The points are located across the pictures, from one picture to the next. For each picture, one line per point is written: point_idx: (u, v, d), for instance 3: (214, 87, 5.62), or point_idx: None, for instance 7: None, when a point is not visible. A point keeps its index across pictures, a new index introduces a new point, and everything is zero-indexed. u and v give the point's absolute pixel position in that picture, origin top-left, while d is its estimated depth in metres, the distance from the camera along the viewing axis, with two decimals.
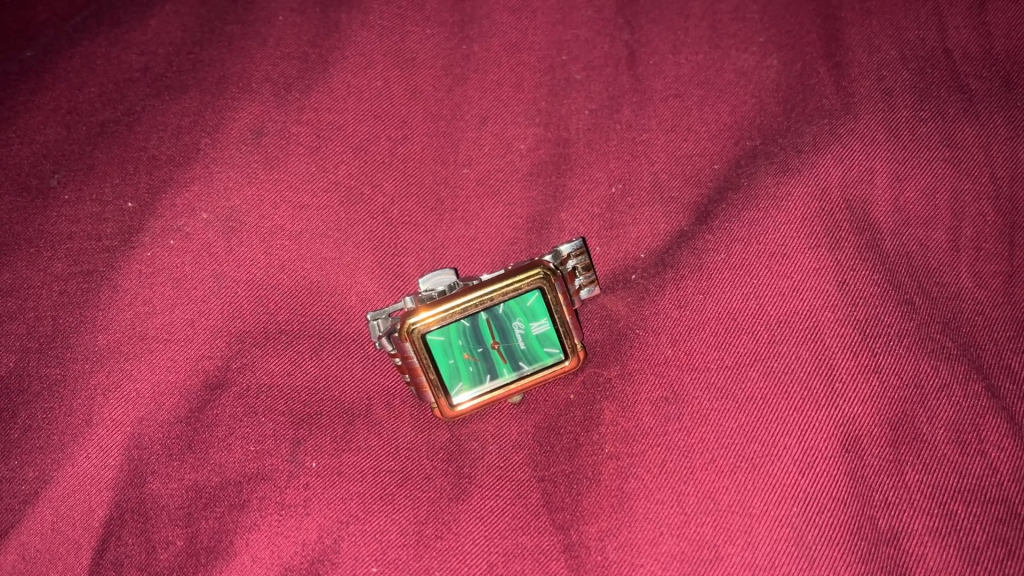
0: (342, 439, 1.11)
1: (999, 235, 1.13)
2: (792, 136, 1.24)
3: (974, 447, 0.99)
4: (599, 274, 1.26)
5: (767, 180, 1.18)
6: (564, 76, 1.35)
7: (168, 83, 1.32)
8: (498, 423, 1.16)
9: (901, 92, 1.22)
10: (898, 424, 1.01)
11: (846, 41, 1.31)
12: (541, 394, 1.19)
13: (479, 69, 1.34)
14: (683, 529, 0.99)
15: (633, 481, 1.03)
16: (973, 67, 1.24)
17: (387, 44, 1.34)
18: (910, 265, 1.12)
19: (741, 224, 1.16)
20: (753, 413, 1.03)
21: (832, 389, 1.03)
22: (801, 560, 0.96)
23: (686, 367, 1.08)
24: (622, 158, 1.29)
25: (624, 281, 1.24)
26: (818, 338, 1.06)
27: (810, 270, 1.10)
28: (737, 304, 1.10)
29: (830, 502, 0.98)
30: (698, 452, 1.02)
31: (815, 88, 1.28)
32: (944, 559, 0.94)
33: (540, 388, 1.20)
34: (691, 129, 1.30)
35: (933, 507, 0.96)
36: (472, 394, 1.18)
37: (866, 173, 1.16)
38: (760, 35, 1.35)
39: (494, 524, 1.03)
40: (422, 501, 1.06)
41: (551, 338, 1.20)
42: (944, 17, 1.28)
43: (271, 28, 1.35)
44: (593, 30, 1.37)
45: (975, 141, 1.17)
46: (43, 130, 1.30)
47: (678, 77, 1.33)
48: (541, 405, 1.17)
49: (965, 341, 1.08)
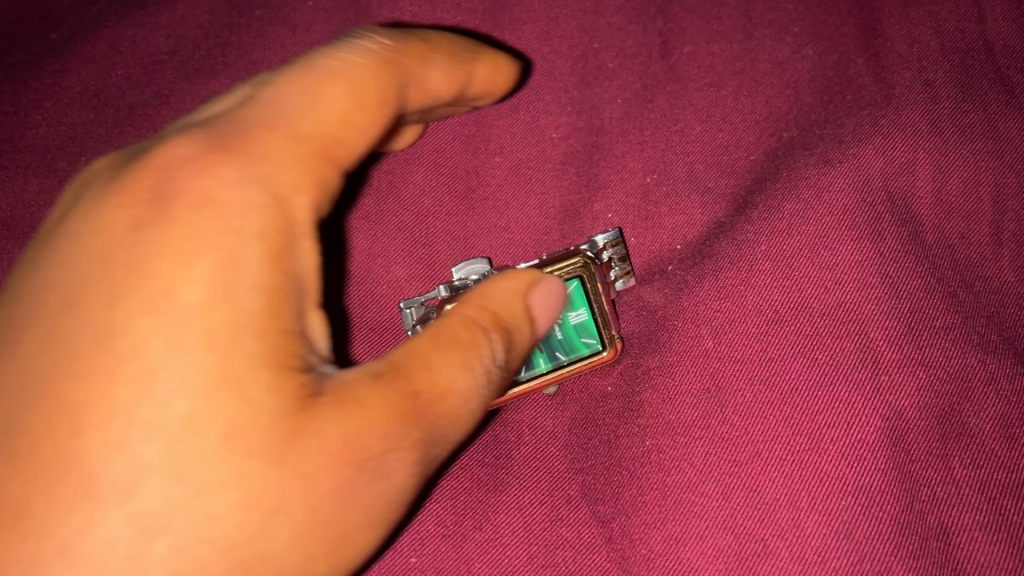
0: None
1: None
2: (832, 127, 1.22)
3: (1020, 442, 1.00)
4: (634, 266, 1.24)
5: (809, 170, 1.17)
6: (596, 66, 1.33)
7: (194, 66, 1.34)
8: (533, 414, 1.13)
9: (942, 82, 1.20)
10: (944, 418, 1.00)
11: (884, 31, 1.29)
12: (576, 385, 1.17)
13: (510, 57, 1.33)
14: (729, 523, 0.97)
15: (676, 474, 1.01)
16: (1013, 60, 1.23)
17: (416, 32, 1.33)
18: (953, 258, 1.12)
19: (782, 216, 1.14)
20: (797, 406, 1.02)
21: (878, 382, 1.02)
22: (851, 554, 0.95)
23: (728, 359, 1.06)
24: (656, 147, 1.28)
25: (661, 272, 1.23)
26: (862, 332, 1.04)
27: (852, 264, 1.08)
28: (778, 296, 1.08)
29: (878, 495, 0.96)
30: (742, 445, 1.01)
31: (853, 80, 1.28)
32: (995, 554, 0.95)
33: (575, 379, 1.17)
34: (726, 120, 1.28)
35: (982, 502, 0.97)
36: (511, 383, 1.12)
37: (908, 164, 1.15)
38: (795, 26, 1.33)
39: (534, 516, 1.03)
40: (457, 490, 1.04)
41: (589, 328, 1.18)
42: (984, 8, 1.26)
43: (301, 13, 1.35)
44: (625, 19, 1.35)
45: (1018, 133, 1.16)
46: (70, 112, 1.31)
47: (713, 67, 1.32)
48: (576, 396, 1.15)
49: (1008, 335, 1.08)
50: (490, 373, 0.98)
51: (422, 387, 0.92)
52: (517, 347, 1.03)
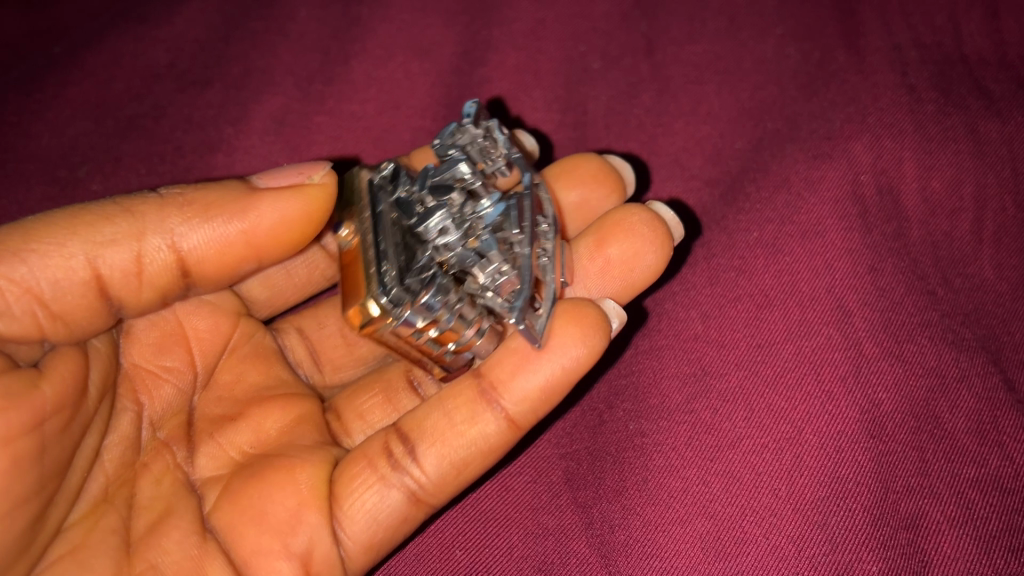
0: None
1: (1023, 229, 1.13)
2: (818, 122, 1.24)
3: (991, 438, 0.99)
4: None
5: (798, 165, 1.19)
6: (582, 68, 1.36)
7: (194, 78, 1.37)
8: None
9: (925, 87, 1.23)
10: (920, 412, 1.00)
11: (866, 34, 1.31)
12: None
13: (497, 62, 1.37)
14: (709, 508, 0.96)
15: (657, 458, 1.00)
16: (989, 71, 1.25)
17: (407, 41, 1.38)
18: (936, 254, 1.12)
19: (776, 205, 1.15)
20: (780, 394, 1.02)
21: (860, 373, 1.02)
22: (826, 545, 0.93)
23: (714, 343, 1.07)
24: (640, 140, 1.29)
25: None
26: (848, 319, 1.06)
27: (841, 251, 1.10)
28: (769, 282, 1.09)
29: (854, 486, 0.96)
30: (725, 431, 1.00)
31: (837, 74, 1.29)
32: (961, 546, 0.93)
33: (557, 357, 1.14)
34: (710, 115, 1.29)
35: (950, 496, 0.96)
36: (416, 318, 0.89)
37: (895, 160, 1.17)
38: (777, 29, 1.35)
39: (516, 503, 1.01)
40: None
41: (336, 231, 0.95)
42: (960, 22, 1.29)
43: (295, 23, 1.40)
44: (611, 23, 1.39)
45: (997, 136, 1.18)
46: (71, 122, 1.33)
47: (696, 67, 1.33)
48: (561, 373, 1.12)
49: (984, 334, 1.07)
50: (132, 216, 0.90)
51: (49, 242, 0.86)
52: (218, 211, 0.91)
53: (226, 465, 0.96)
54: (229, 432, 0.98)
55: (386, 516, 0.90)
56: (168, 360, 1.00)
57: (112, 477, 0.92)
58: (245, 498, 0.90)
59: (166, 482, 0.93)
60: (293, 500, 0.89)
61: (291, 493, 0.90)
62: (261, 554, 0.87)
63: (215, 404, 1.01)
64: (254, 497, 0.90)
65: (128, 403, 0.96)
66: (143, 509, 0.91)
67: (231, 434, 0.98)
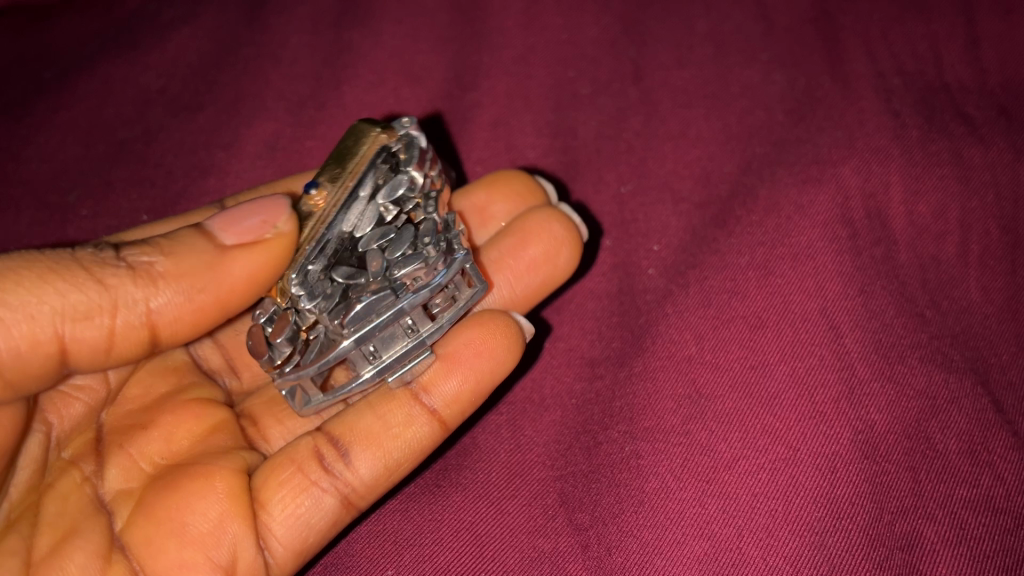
0: (430, 481, 1.04)
1: (1009, 251, 1.15)
2: (804, 147, 1.26)
3: (982, 458, 1.00)
4: (605, 262, 1.22)
5: (789, 188, 1.21)
6: (572, 92, 1.38)
7: (184, 103, 1.37)
8: (509, 415, 1.10)
9: (909, 114, 1.26)
10: (912, 433, 1.01)
11: (849, 62, 1.34)
12: (554, 387, 1.13)
13: (489, 87, 1.39)
14: (706, 528, 0.96)
15: (652, 479, 1.00)
16: (971, 98, 1.28)
17: (397, 65, 1.41)
18: (924, 277, 1.13)
19: (766, 229, 1.17)
20: (775, 416, 1.02)
21: (854, 394, 1.03)
22: (823, 566, 0.93)
23: (708, 364, 1.07)
24: (631, 162, 1.30)
25: (641, 275, 1.20)
26: (840, 339, 1.07)
27: (831, 272, 1.12)
28: (760, 303, 1.10)
29: (849, 507, 0.96)
30: (719, 452, 1.01)
31: (822, 100, 1.31)
32: (954, 567, 0.93)
33: (547, 374, 1.14)
34: (699, 138, 1.31)
35: (944, 515, 0.96)
36: (390, 365, 0.98)
37: (882, 183, 1.19)
38: (763, 54, 1.38)
39: (512, 526, 0.99)
40: (421, 503, 1.02)
41: (330, 198, 0.88)
42: (942, 52, 1.33)
43: (286, 49, 1.42)
44: (599, 49, 1.42)
45: (981, 161, 1.20)
46: (62, 147, 1.32)
47: (684, 91, 1.36)
48: (552, 395, 1.12)
49: (973, 355, 1.08)
50: (105, 286, 0.84)
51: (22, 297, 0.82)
52: (185, 273, 0.87)
53: (136, 478, 0.94)
54: (141, 441, 0.96)
55: (320, 521, 0.93)
56: (84, 378, 0.97)
57: (19, 503, 0.91)
58: (162, 511, 0.88)
59: (72, 499, 0.91)
60: (215, 511, 0.88)
61: (214, 506, 0.89)
62: (297, 513, 0.92)
63: (125, 418, 0.99)
64: (169, 510, 0.88)
65: (40, 425, 0.94)
66: (49, 525, 0.89)
67: (144, 444, 0.96)
